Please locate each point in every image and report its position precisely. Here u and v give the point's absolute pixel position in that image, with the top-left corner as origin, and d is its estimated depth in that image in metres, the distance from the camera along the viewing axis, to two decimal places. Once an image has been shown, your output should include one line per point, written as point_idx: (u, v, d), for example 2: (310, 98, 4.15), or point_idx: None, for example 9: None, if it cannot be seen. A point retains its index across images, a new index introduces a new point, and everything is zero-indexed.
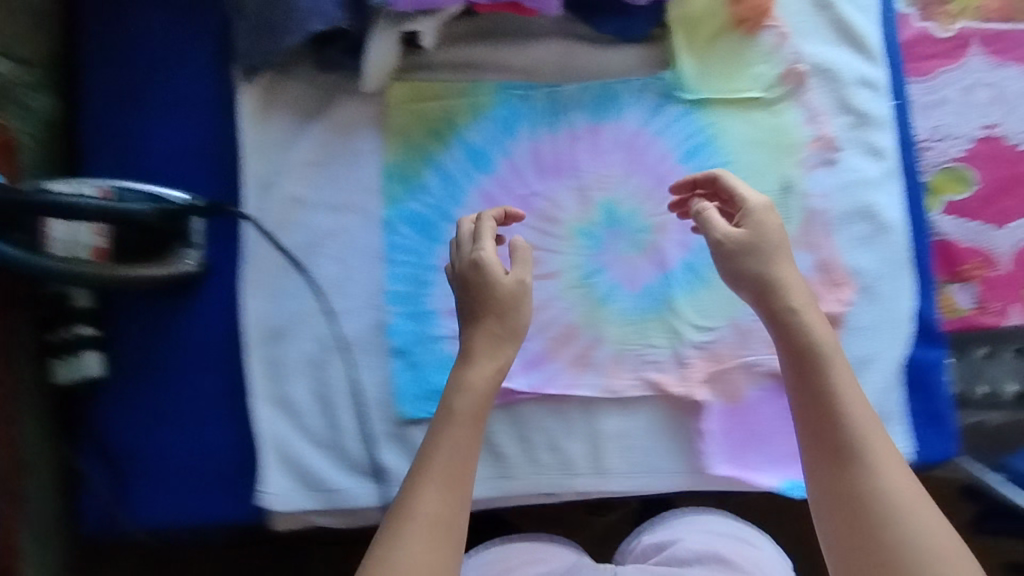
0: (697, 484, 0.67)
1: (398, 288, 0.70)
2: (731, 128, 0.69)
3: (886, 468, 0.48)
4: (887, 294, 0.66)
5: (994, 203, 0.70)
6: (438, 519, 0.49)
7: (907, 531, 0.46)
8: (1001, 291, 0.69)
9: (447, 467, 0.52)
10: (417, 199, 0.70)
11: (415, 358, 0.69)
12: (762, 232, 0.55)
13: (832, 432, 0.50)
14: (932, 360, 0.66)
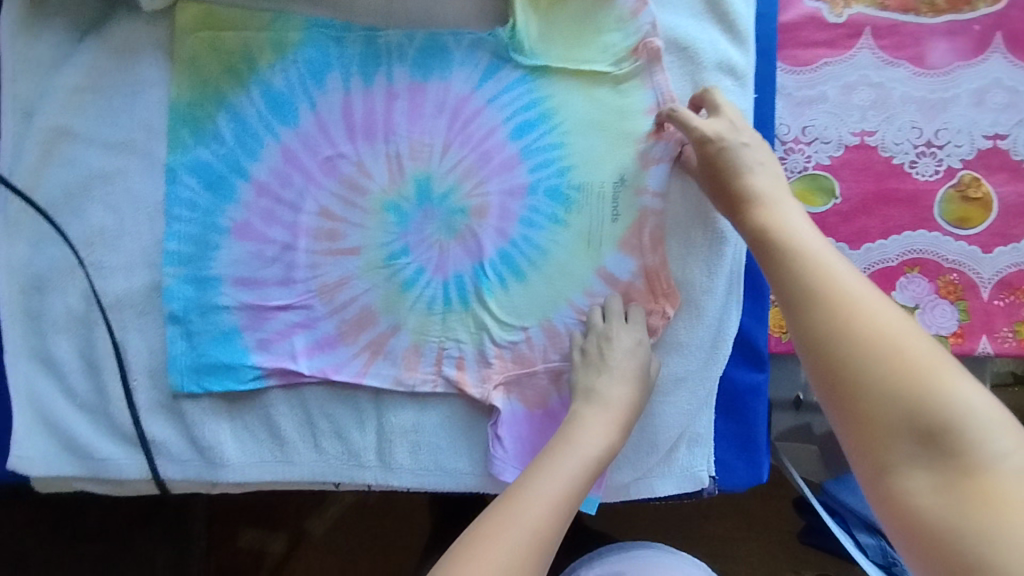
0: (488, 487, 0.62)
1: (176, 247, 0.62)
2: (571, 103, 0.62)
3: (842, 298, 0.45)
4: (713, 312, 0.61)
5: (852, 221, 0.65)
6: (539, 531, 0.48)
7: (872, 357, 0.42)
8: None
9: (557, 493, 0.51)
10: (207, 146, 0.62)
11: (191, 327, 0.62)
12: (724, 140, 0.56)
13: (793, 285, 0.47)
14: (753, 384, 0.63)
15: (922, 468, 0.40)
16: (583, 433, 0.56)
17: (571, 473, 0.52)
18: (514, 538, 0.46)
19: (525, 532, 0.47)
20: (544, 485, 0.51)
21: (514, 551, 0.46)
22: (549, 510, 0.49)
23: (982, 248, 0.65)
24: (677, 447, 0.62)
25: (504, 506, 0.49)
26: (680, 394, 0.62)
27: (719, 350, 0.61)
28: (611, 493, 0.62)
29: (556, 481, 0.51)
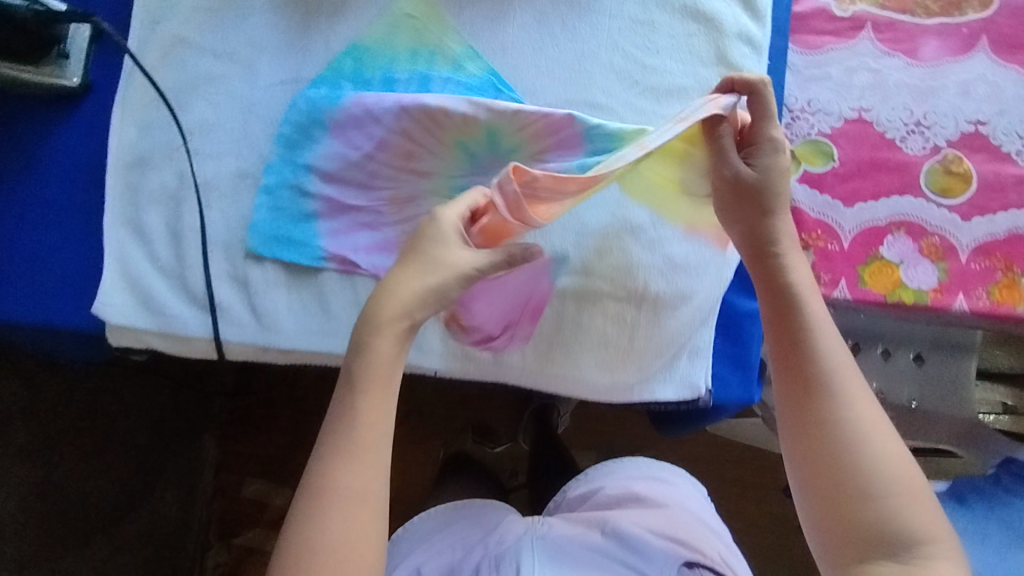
0: (508, 376, 0.71)
1: (287, 131, 0.72)
2: (606, 56, 0.73)
3: (851, 399, 0.56)
4: (719, 240, 0.71)
5: (847, 183, 0.75)
6: (365, 493, 0.54)
7: (865, 459, 0.53)
8: (834, 263, 0.74)
9: (365, 442, 0.54)
10: (358, 61, 0.73)
11: (277, 200, 0.71)
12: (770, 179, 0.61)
13: (809, 373, 0.57)
14: (749, 309, 0.72)
15: (889, 563, 0.51)
16: (377, 341, 0.56)
17: (361, 443, 0.54)
18: (344, 538, 0.52)
19: (348, 529, 0.53)
20: (343, 477, 0.54)
21: (347, 548, 0.52)
22: (357, 497, 0.53)
23: (961, 217, 0.74)
24: (679, 355, 0.70)
25: (312, 508, 0.53)
26: (684, 310, 0.70)
27: (722, 273, 0.71)
28: (618, 391, 0.70)
29: (355, 469, 0.54)
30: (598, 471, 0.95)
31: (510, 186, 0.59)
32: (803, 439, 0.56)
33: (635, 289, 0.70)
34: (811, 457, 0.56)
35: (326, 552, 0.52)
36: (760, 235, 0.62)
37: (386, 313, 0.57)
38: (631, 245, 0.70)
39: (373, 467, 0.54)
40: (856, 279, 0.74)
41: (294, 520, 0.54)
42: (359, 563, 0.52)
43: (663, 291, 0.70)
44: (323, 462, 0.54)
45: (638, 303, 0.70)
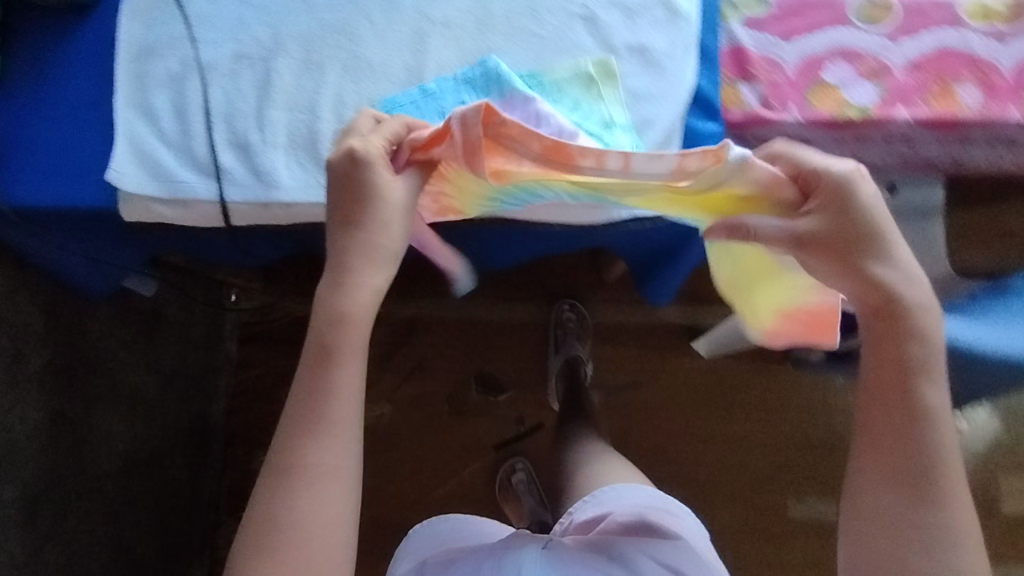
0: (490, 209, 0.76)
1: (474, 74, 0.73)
2: None
3: (956, 506, 0.50)
4: (674, 70, 0.78)
5: (785, 22, 0.83)
6: (333, 467, 0.58)
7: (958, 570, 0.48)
8: (782, 90, 0.81)
9: (337, 412, 0.59)
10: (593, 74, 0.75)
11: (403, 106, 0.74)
12: (851, 227, 0.53)
13: (917, 463, 0.50)
14: (706, 130, 0.78)
15: None
16: (352, 291, 0.60)
17: (330, 416, 0.59)
18: (314, 514, 0.57)
19: (318, 507, 0.58)
20: (315, 456, 0.58)
21: (316, 524, 0.57)
22: (332, 469, 0.58)
23: (892, 40, 0.82)
24: None
25: (282, 483, 0.58)
26: (649, 133, 0.76)
27: (679, 97, 0.77)
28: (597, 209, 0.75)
29: (330, 445, 0.59)
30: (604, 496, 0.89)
31: (475, 125, 0.57)
32: (890, 492, 0.51)
33: None
34: (893, 551, 0.50)
35: (296, 526, 0.57)
36: (871, 291, 0.54)
37: (363, 278, 0.60)
38: None
39: (343, 442, 0.59)
40: (802, 102, 0.81)
41: (263, 492, 0.59)
42: (330, 536, 0.57)
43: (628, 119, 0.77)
44: (294, 436, 0.59)
45: None
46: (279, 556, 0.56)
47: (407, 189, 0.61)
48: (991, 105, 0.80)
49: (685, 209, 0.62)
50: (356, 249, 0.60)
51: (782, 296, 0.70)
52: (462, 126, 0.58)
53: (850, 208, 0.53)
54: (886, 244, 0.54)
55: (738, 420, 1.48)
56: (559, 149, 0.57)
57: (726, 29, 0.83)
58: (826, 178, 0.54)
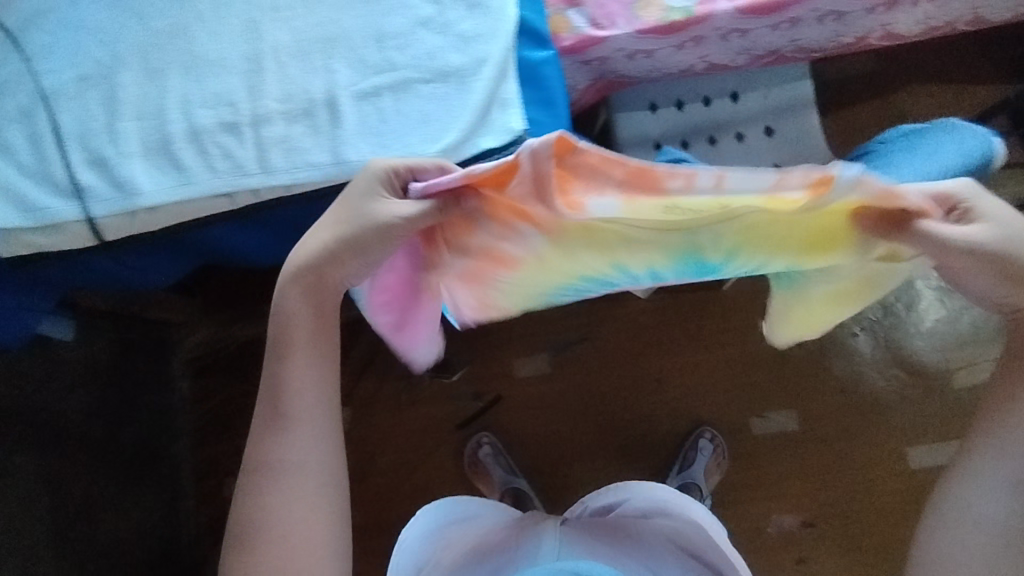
0: (345, 174, 0.77)
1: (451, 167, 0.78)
2: None
3: None
4: (497, 6, 0.80)
5: None
6: (305, 460, 0.68)
7: None
8: (608, 9, 0.85)
9: (303, 407, 0.68)
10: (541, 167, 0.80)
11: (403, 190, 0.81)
12: (1000, 243, 0.54)
13: None
14: (540, 57, 0.80)
15: None
16: (288, 300, 0.67)
17: (291, 415, 0.68)
18: (288, 506, 0.67)
19: (294, 499, 0.67)
20: (286, 453, 0.68)
21: (292, 515, 0.67)
22: (299, 463, 0.68)
23: None
24: (491, 108, 0.78)
25: (259, 481, 0.68)
26: (483, 70, 0.78)
27: (506, 29, 0.79)
28: (447, 152, 0.77)
29: (296, 442, 0.68)
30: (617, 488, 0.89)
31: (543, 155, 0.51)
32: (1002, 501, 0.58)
33: (438, 67, 0.79)
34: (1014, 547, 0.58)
35: (275, 518, 0.67)
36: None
37: (290, 292, 0.66)
38: (426, 34, 0.80)
39: (306, 438, 0.68)
40: (630, 15, 0.84)
41: (246, 487, 0.68)
42: (308, 525, 0.67)
43: (461, 62, 0.79)
44: (262, 436, 0.68)
45: (444, 79, 0.79)
46: (262, 544, 0.66)
47: (397, 210, 0.61)
48: None
49: (791, 232, 0.57)
50: (320, 248, 0.65)
51: (830, 316, 0.74)
52: (538, 165, 0.51)
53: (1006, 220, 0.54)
54: None
55: (687, 352, 1.50)
56: (645, 174, 0.49)
57: None
58: (980, 206, 0.54)
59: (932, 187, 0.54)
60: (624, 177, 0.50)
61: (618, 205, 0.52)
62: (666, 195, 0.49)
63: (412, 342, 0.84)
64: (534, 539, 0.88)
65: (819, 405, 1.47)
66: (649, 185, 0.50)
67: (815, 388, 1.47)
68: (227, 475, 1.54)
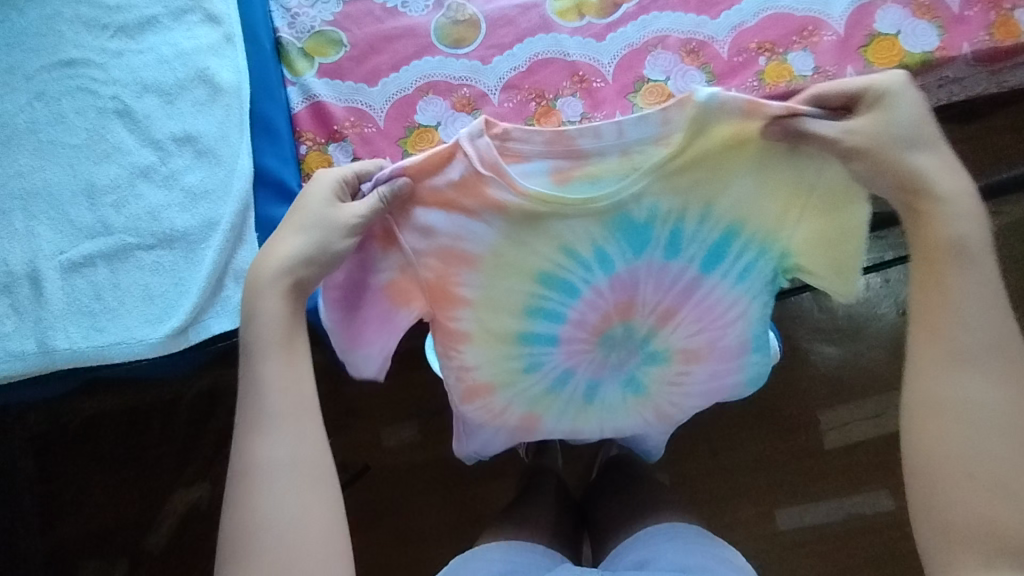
0: (51, 362, 0.66)
1: None
2: (67, 10, 0.70)
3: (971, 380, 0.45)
4: (227, 155, 0.69)
5: (367, 62, 0.74)
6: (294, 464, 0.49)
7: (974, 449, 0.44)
8: (373, 144, 0.72)
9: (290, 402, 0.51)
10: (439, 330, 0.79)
11: None
12: (894, 113, 0.49)
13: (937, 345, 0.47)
14: (285, 216, 0.69)
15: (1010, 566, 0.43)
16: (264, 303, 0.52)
17: (281, 412, 0.50)
18: (285, 510, 0.48)
19: (296, 505, 0.48)
20: (272, 446, 0.49)
21: (291, 522, 0.48)
22: (295, 467, 0.49)
23: (481, 61, 0.74)
24: (225, 280, 0.68)
25: (242, 493, 0.48)
26: (212, 236, 0.67)
27: (239, 184, 0.68)
28: (172, 338, 0.66)
29: (282, 431, 0.50)
30: (659, 548, 0.81)
31: (483, 139, 0.53)
32: (997, 384, 0.45)
33: (161, 231, 0.67)
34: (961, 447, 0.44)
35: (270, 526, 0.47)
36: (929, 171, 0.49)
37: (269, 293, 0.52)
38: (144, 189, 0.68)
39: (302, 430, 0.50)
40: (399, 154, 0.72)
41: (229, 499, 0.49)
42: (308, 541, 0.48)
43: (187, 225, 0.67)
44: (246, 433, 0.50)
45: (170, 245, 0.67)
46: (251, 569, 0.46)
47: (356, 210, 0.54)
48: (595, 117, 0.73)
49: (715, 187, 0.54)
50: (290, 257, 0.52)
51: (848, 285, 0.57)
52: (479, 151, 0.53)
53: (905, 116, 0.49)
54: (924, 130, 0.49)
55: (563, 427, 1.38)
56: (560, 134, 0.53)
57: (299, 84, 0.73)
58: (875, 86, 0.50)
59: (813, 89, 0.52)
60: (545, 141, 0.53)
61: (549, 175, 0.54)
62: (581, 154, 0.53)
63: (371, 343, 0.62)
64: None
65: (704, 481, 1.35)
66: (567, 150, 0.53)
67: (688, 454, 1.35)
68: (78, 560, 1.44)
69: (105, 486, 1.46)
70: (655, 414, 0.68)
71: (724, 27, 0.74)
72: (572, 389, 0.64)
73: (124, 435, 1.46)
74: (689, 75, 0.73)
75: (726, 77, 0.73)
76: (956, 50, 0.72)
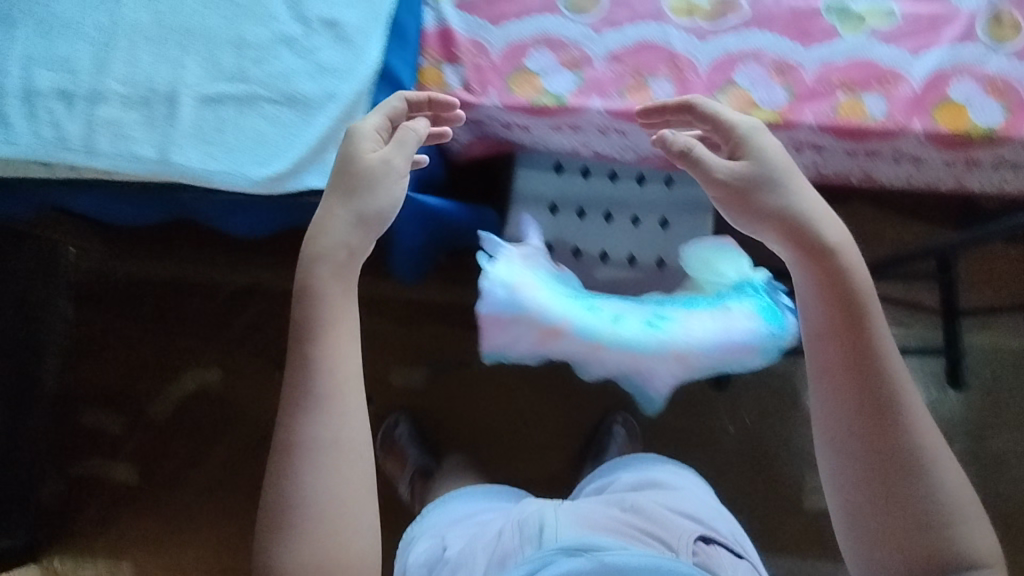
0: (166, 174, 0.76)
1: None
2: None
3: (918, 426, 0.58)
4: (360, 45, 0.78)
5: (496, 7, 0.84)
6: (340, 439, 0.59)
7: (924, 482, 0.56)
8: (484, 75, 0.82)
9: (341, 383, 0.61)
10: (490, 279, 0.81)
11: None
12: (760, 159, 0.67)
13: (883, 387, 0.58)
14: None
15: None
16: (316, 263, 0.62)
17: (328, 394, 0.60)
18: (330, 485, 0.58)
19: (338, 483, 0.58)
20: (317, 423, 0.59)
21: (332, 495, 0.58)
22: (335, 441, 0.59)
23: (595, 30, 0.83)
24: (328, 148, 0.77)
25: (296, 459, 0.58)
26: (329, 107, 0.77)
27: (364, 71, 0.77)
28: (270, 181, 0.76)
29: (328, 413, 0.60)
30: (618, 476, 0.92)
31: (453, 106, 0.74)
32: (928, 428, 0.58)
33: (288, 91, 0.77)
34: (905, 480, 0.57)
35: (316, 507, 0.57)
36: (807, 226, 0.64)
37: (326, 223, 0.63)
38: (284, 54, 0.78)
39: (341, 417, 0.60)
40: (502, 88, 0.82)
41: (272, 486, 0.59)
42: (351, 509, 0.58)
43: (311, 92, 0.77)
44: (289, 419, 0.60)
45: (291, 105, 0.77)
46: (307, 518, 0.57)
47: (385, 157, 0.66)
48: None
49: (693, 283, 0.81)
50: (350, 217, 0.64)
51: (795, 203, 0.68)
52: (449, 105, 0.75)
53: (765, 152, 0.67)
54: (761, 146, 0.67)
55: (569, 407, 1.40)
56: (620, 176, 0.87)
57: (435, 8, 0.83)
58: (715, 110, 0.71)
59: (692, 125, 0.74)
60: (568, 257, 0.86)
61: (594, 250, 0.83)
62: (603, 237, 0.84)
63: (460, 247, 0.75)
64: (537, 521, 0.71)
65: None
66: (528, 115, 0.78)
67: None
68: (84, 405, 1.53)
69: (127, 347, 1.55)
70: (680, 352, 0.69)
71: (813, 58, 0.82)
72: (600, 311, 0.71)
73: (160, 301, 1.56)
74: (772, 89, 0.81)
75: (805, 100, 0.81)
76: (1017, 133, 0.79)
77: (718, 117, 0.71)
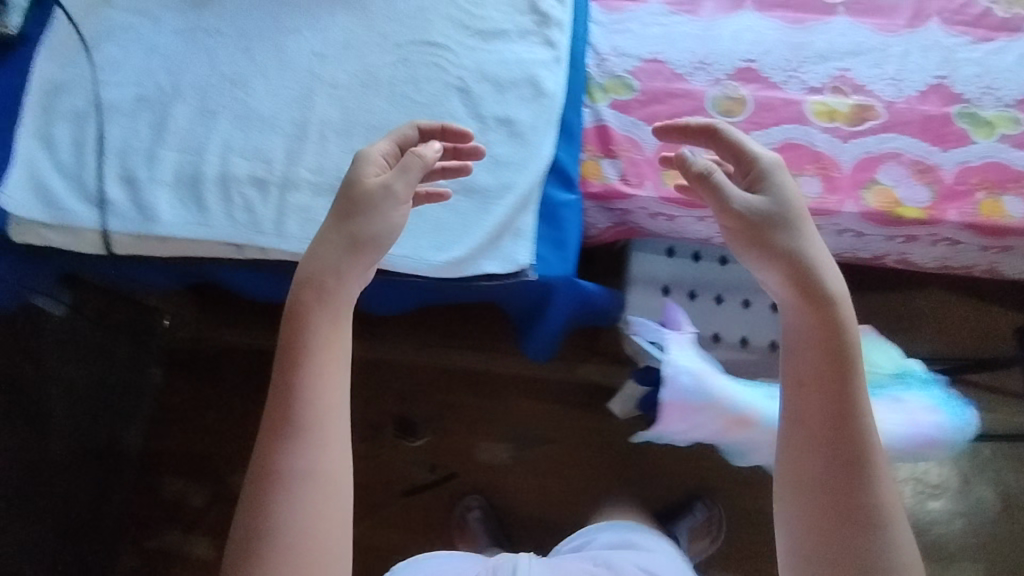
0: None
1: None
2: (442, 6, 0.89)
3: (886, 493, 0.53)
4: (533, 142, 0.84)
5: (649, 108, 0.90)
6: (325, 475, 0.54)
7: (892, 555, 0.51)
8: (640, 169, 0.88)
9: (325, 408, 0.56)
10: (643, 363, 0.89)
11: (561, 226, 0.83)
12: (780, 196, 0.61)
13: (858, 448, 0.53)
14: (562, 199, 0.84)
15: None
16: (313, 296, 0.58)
17: (309, 425, 0.55)
18: (297, 524, 0.53)
19: (310, 518, 0.53)
20: (305, 453, 0.54)
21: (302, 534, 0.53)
22: (318, 475, 0.54)
23: (742, 130, 0.89)
24: (503, 237, 0.81)
25: (270, 489, 0.53)
26: (505, 198, 0.81)
27: (537, 166, 0.83)
28: (450, 266, 0.79)
29: (314, 444, 0.55)
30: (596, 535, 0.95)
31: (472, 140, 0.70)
32: (897, 497, 0.54)
33: (466, 183, 0.82)
34: (866, 552, 0.51)
35: (277, 546, 0.52)
36: (811, 271, 0.58)
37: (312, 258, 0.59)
38: None
39: (321, 449, 0.55)
40: (658, 181, 0.87)
41: (246, 507, 0.55)
42: (325, 558, 0.53)
43: (489, 184, 0.82)
44: (263, 451, 0.55)
45: (469, 195, 0.82)
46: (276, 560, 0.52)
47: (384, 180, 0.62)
48: (829, 199, 0.86)
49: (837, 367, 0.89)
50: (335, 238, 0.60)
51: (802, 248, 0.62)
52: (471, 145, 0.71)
53: (781, 189, 0.61)
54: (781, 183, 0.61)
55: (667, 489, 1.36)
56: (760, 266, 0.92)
57: (593, 109, 0.90)
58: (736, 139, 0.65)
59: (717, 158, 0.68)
60: None
61: None
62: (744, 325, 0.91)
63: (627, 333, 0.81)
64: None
65: None
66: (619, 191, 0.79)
67: (767, 562, 1.33)
68: (167, 474, 1.48)
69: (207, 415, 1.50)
70: None
71: (951, 160, 0.87)
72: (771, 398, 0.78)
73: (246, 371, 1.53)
74: (915, 188, 0.86)
75: (947, 199, 0.85)
76: None
77: (739, 145, 0.64)
